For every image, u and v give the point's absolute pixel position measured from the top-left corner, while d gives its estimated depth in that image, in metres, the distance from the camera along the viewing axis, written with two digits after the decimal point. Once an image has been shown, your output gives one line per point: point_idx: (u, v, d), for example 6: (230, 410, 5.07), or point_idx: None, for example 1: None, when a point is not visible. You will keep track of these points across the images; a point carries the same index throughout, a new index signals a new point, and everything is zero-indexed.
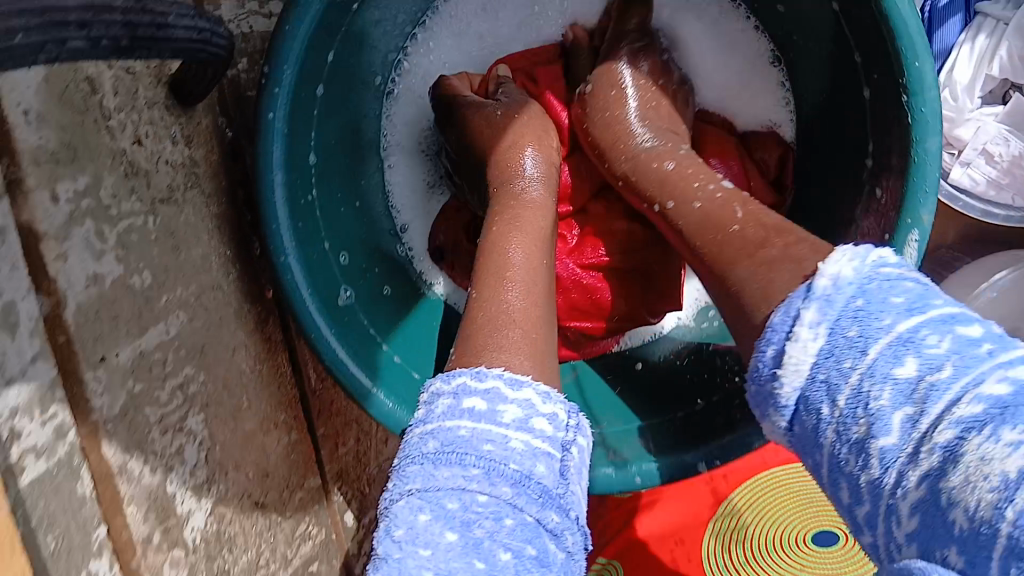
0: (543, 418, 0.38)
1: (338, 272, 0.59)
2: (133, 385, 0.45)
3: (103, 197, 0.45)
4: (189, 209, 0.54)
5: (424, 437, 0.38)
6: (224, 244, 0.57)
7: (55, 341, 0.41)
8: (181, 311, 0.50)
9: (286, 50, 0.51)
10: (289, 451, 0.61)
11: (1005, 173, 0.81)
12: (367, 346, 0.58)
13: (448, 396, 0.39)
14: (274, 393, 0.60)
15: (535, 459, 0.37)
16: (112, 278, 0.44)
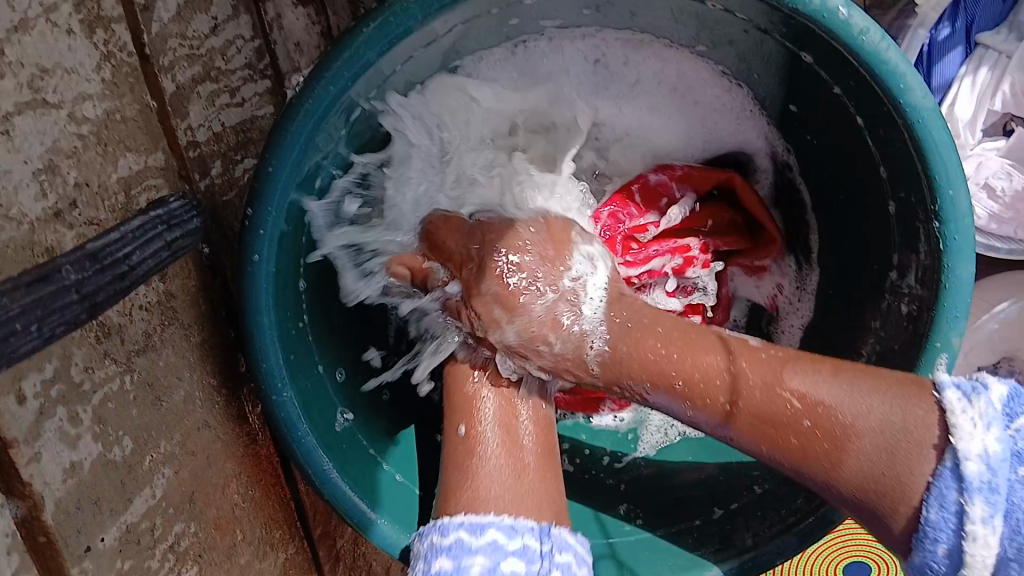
0: (514, 556, 0.43)
1: (333, 394, 0.58)
2: (121, 563, 0.45)
3: (75, 376, 0.44)
4: (169, 348, 0.52)
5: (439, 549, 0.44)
6: (207, 373, 0.56)
7: (36, 540, 0.40)
8: (166, 466, 0.49)
9: (271, 189, 0.48)
10: (286, 563, 0.62)
11: (1007, 209, 0.83)
12: (364, 470, 0.58)
13: (446, 553, 0.44)
14: (268, 515, 0.60)
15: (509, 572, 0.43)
16: (90, 461, 0.43)
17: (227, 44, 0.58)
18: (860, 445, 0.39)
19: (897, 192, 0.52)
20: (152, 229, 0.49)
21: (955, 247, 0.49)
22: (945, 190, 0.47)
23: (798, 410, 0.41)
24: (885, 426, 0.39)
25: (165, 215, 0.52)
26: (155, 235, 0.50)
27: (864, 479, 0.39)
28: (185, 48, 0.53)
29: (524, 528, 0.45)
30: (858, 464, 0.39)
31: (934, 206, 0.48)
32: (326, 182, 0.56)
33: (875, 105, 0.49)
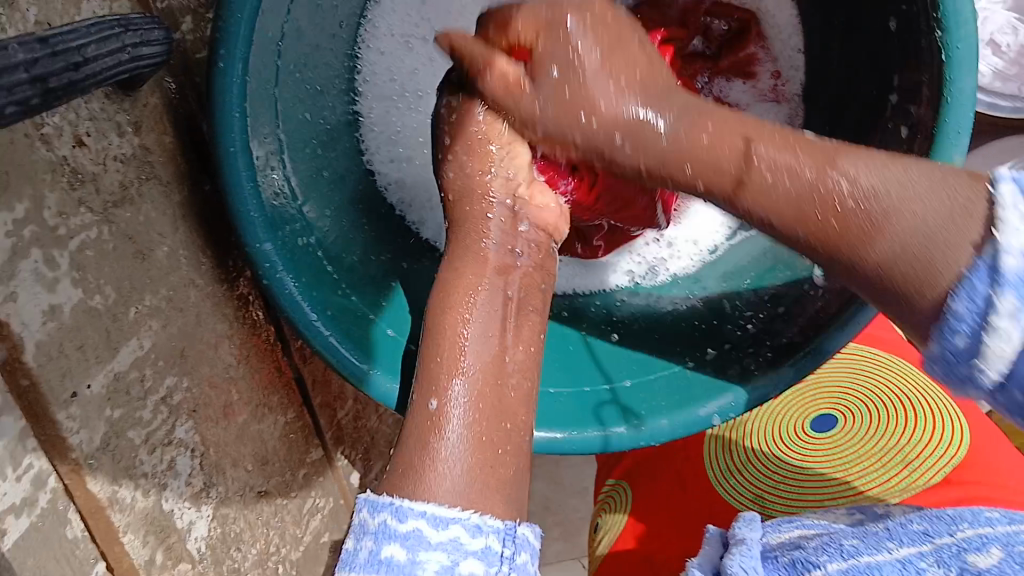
0: (474, 558, 0.36)
1: (322, 254, 0.57)
2: (112, 412, 0.43)
3: (47, 220, 0.41)
4: (147, 203, 0.50)
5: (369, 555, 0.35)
6: (190, 232, 0.54)
7: (20, 386, 0.39)
8: (154, 320, 0.48)
9: (233, 20, 0.46)
10: (285, 430, 0.61)
11: (1011, 64, 0.83)
12: (357, 322, 0.56)
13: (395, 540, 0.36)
14: (260, 379, 0.59)
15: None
16: (69, 307, 0.42)
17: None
18: (890, 228, 0.32)
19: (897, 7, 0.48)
20: (110, 32, 0.41)
21: (953, 61, 0.44)
22: None
23: (846, 198, 0.33)
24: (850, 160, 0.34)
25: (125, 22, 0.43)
26: (113, 38, 0.41)
27: (898, 255, 0.32)
28: None
29: (490, 527, 0.37)
30: (890, 243, 0.32)
31: (934, 12, 0.43)
32: (300, 27, 0.53)
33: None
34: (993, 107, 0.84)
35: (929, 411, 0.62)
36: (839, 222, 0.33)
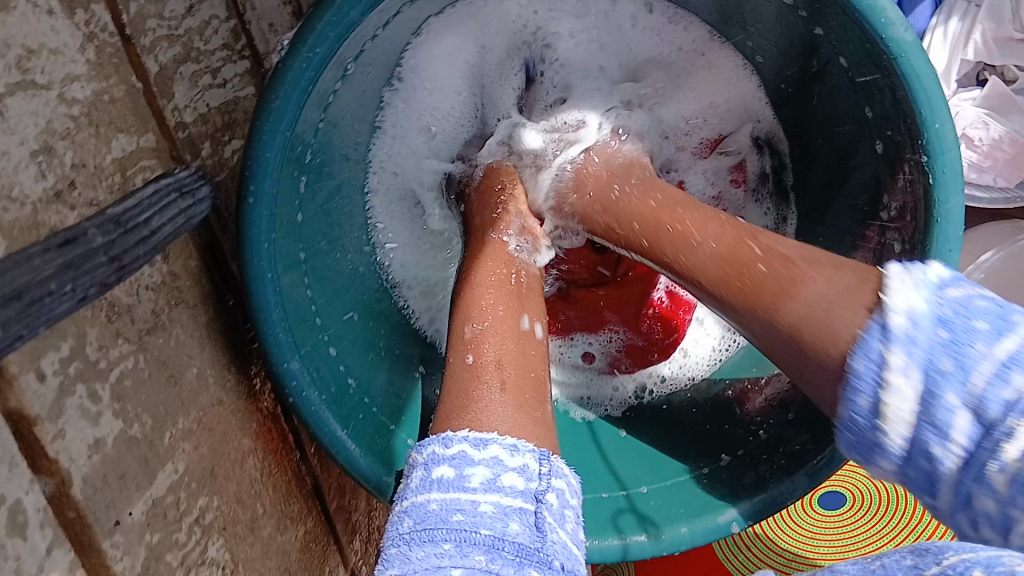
0: (491, 568, 0.36)
1: (339, 368, 0.59)
2: (151, 537, 0.45)
3: (90, 356, 0.44)
4: (177, 328, 0.53)
5: (416, 509, 0.39)
6: (216, 351, 0.56)
7: (67, 518, 0.41)
8: (187, 441, 0.50)
9: (263, 159, 0.49)
10: (304, 540, 0.62)
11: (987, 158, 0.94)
12: (377, 435, 0.59)
13: (405, 562, 0.37)
14: (282, 494, 0.61)
15: (505, 518, 0.38)
16: (112, 439, 0.44)
17: (204, 24, 0.57)
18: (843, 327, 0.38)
19: (881, 128, 0.52)
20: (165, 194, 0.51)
21: (940, 183, 0.49)
22: (931, 124, 0.48)
23: (757, 256, 0.44)
24: (829, 286, 0.40)
25: (177, 183, 0.53)
26: (171, 203, 0.52)
27: (803, 316, 0.40)
28: (165, 29, 0.53)
29: (516, 488, 0.39)
30: (801, 308, 0.40)
31: (920, 139, 0.49)
32: (318, 154, 0.57)
33: (859, 47, 0.49)
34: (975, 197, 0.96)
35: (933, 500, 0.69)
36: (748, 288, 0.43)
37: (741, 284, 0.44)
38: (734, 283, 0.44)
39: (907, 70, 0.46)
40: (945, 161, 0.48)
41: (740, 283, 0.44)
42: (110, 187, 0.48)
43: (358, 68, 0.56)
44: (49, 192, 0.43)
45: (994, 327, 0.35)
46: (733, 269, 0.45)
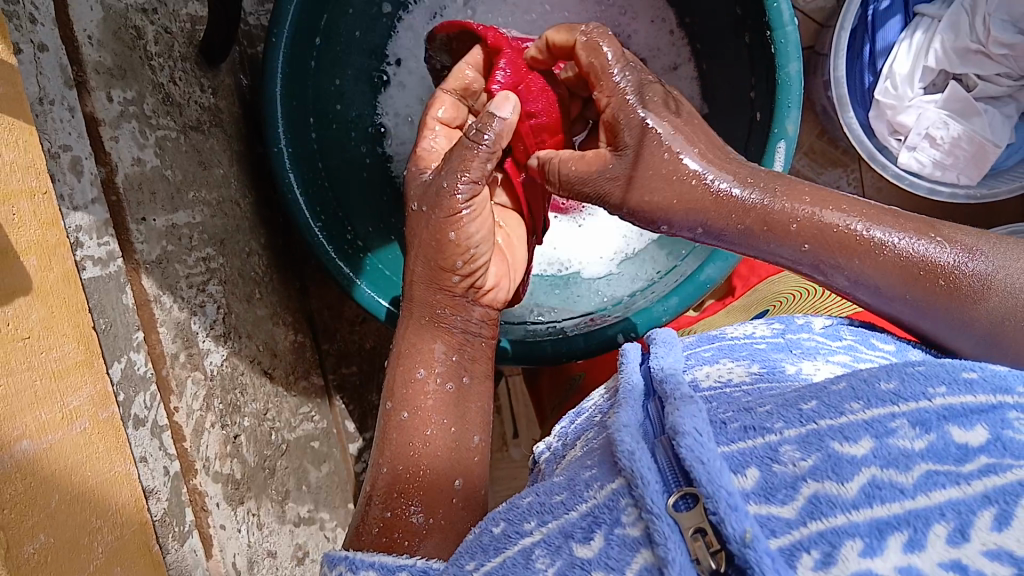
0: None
1: (332, 208, 0.78)
2: (166, 244, 0.61)
3: (143, 111, 0.62)
4: (212, 140, 0.71)
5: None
6: (241, 173, 0.74)
7: (109, 200, 0.57)
8: (204, 207, 0.67)
9: (285, 11, 0.70)
10: (294, 347, 0.77)
11: (947, 156, 1.10)
12: (351, 257, 0.76)
13: None
14: (278, 299, 0.76)
15: None
16: (150, 166, 0.61)
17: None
18: (997, 291, 0.45)
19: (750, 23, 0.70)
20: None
21: (782, 51, 0.66)
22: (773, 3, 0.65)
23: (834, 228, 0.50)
24: (884, 277, 0.48)
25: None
26: None
27: (1006, 314, 0.45)
28: None
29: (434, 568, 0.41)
30: (1001, 302, 0.45)
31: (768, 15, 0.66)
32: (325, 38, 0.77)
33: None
34: (934, 190, 1.10)
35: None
36: (945, 285, 0.47)
37: (818, 238, 0.50)
38: (911, 280, 0.48)
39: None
40: (786, 33, 0.66)
41: (911, 270, 0.47)
42: (178, 29, 0.69)
43: None
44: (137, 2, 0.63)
45: (951, 390, 0.34)
46: (833, 236, 0.50)
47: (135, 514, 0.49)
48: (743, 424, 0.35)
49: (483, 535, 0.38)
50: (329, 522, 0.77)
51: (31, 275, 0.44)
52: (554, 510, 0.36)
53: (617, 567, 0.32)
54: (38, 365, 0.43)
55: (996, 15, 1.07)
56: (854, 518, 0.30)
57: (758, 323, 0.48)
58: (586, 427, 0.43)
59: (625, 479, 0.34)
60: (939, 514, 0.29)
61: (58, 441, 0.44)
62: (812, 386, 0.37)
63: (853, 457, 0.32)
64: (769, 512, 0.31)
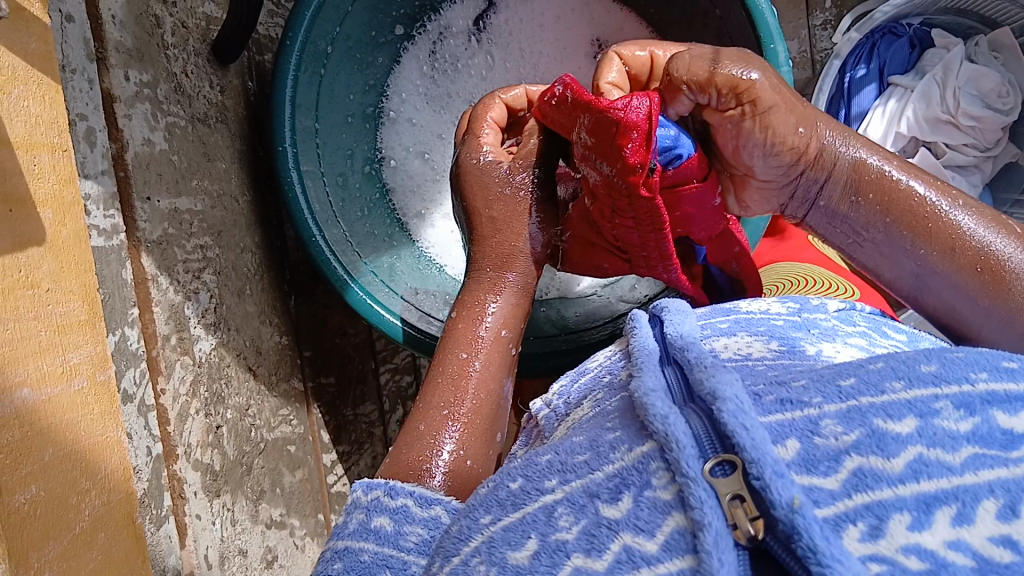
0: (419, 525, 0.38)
1: (338, 212, 0.80)
2: (167, 227, 0.61)
3: (157, 95, 0.63)
4: (217, 135, 0.71)
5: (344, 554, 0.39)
6: (241, 171, 0.75)
7: (117, 176, 0.57)
8: (205, 197, 0.67)
9: (299, 15, 0.72)
10: (278, 348, 0.77)
11: None
12: (347, 257, 0.78)
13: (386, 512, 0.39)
14: (266, 298, 0.76)
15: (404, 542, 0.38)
16: (159, 149, 0.62)
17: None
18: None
19: None
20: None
21: None
22: (769, 44, 0.68)
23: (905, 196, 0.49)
24: (945, 264, 0.48)
25: None
26: None
27: None
28: None
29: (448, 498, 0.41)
30: None
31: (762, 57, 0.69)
32: (339, 49, 0.79)
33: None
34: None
35: (812, 277, 0.75)
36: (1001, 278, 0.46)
37: (886, 199, 0.50)
38: (974, 269, 0.47)
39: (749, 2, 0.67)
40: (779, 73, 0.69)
41: (974, 255, 0.47)
42: (195, 25, 0.70)
43: None
44: None
45: (993, 376, 0.30)
46: (903, 200, 0.49)
47: (122, 484, 0.48)
48: (778, 395, 0.31)
49: (499, 490, 0.34)
50: (299, 530, 0.76)
51: (46, 228, 0.44)
52: (577, 470, 0.32)
53: (648, 530, 0.28)
54: (44, 316, 0.43)
55: (965, 89, 1.13)
56: (900, 491, 0.26)
57: (774, 301, 0.49)
58: (595, 385, 0.44)
59: (657, 442, 0.30)
60: (988, 490, 0.26)
61: (57, 396, 0.43)
62: (847, 364, 0.33)
63: (898, 435, 0.28)
64: (812, 483, 0.27)
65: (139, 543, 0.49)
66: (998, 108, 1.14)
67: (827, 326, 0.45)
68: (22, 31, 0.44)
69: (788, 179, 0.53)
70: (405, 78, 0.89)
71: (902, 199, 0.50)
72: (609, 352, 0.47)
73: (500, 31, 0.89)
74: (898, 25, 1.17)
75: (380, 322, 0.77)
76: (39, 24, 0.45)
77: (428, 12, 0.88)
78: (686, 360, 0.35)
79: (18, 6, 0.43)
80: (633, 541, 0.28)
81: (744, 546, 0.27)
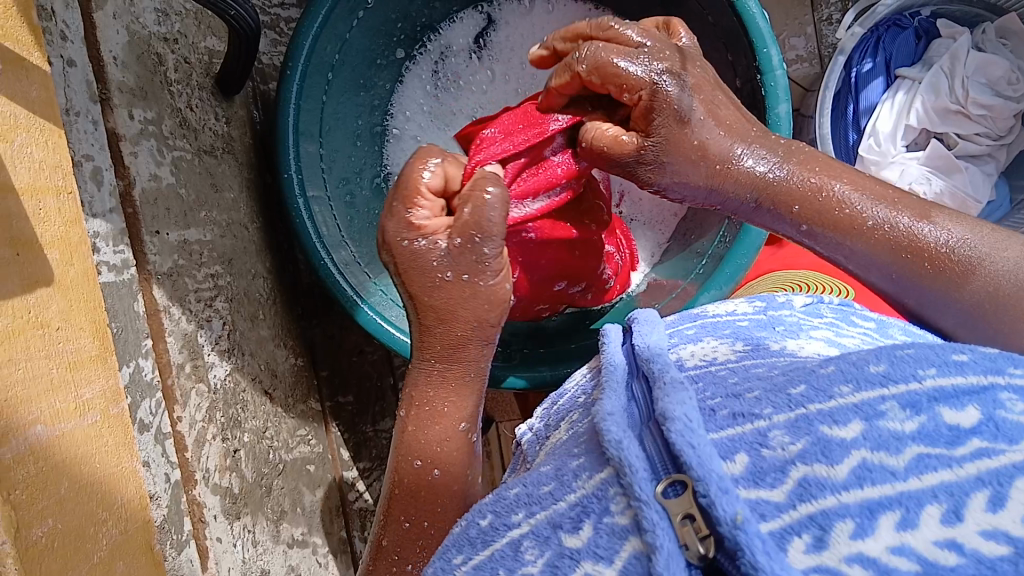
0: None
1: (342, 231, 0.81)
2: (177, 258, 0.63)
3: (162, 131, 0.64)
4: (225, 165, 0.73)
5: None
6: (250, 200, 0.76)
7: (126, 212, 0.59)
8: (215, 227, 0.69)
9: (299, 45, 0.73)
10: (294, 369, 0.78)
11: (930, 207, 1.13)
12: (359, 276, 0.79)
13: None
14: (280, 321, 0.78)
15: None
16: (167, 183, 0.63)
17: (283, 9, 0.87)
18: (983, 272, 0.49)
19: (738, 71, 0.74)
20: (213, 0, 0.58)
21: (771, 94, 0.70)
22: (763, 49, 0.69)
23: (817, 206, 0.53)
24: (874, 254, 0.51)
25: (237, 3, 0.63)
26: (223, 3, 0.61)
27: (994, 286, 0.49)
28: None
29: None
30: (989, 278, 0.49)
31: (756, 63, 0.70)
32: (341, 75, 0.81)
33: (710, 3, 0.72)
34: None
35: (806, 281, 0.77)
36: (934, 262, 0.50)
37: (805, 210, 0.53)
38: (907, 258, 0.50)
39: (739, 8, 0.68)
40: (774, 78, 0.70)
41: (914, 246, 0.50)
42: (197, 60, 0.72)
43: (375, 13, 0.80)
44: (160, 31, 0.66)
45: (940, 372, 0.34)
46: (821, 208, 0.53)
47: (139, 512, 0.49)
48: (733, 411, 0.36)
49: (470, 529, 0.39)
50: (322, 548, 0.77)
51: (53, 268, 0.46)
52: (542, 501, 0.36)
53: (606, 556, 0.32)
54: (55, 354, 0.44)
55: (974, 78, 1.12)
56: (844, 499, 0.29)
57: (742, 302, 0.54)
58: (571, 407, 0.46)
59: (614, 468, 0.34)
60: (932, 495, 0.29)
61: (70, 430, 0.45)
62: (802, 369, 0.37)
63: (843, 441, 0.32)
64: (759, 496, 0.31)
65: (158, 569, 0.50)
66: (1008, 95, 1.14)
67: (797, 320, 0.50)
68: (22, 80, 0.46)
69: (721, 195, 0.56)
70: (408, 99, 0.91)
71: (818, 210, 0.53)
72: (579, 375, 0.49)
73: (500, 47, 0.90)
74: (902, 17, 1.17)
75: (390, 340, 0.76)
76: (40, 72, 0.47)
77: (427, 33, 0.89)
78: (652, 377, 0.39)
79: (17, 56, 0.45)
80: (593, 569, 0.32)
81: (696, 565, 0.30)
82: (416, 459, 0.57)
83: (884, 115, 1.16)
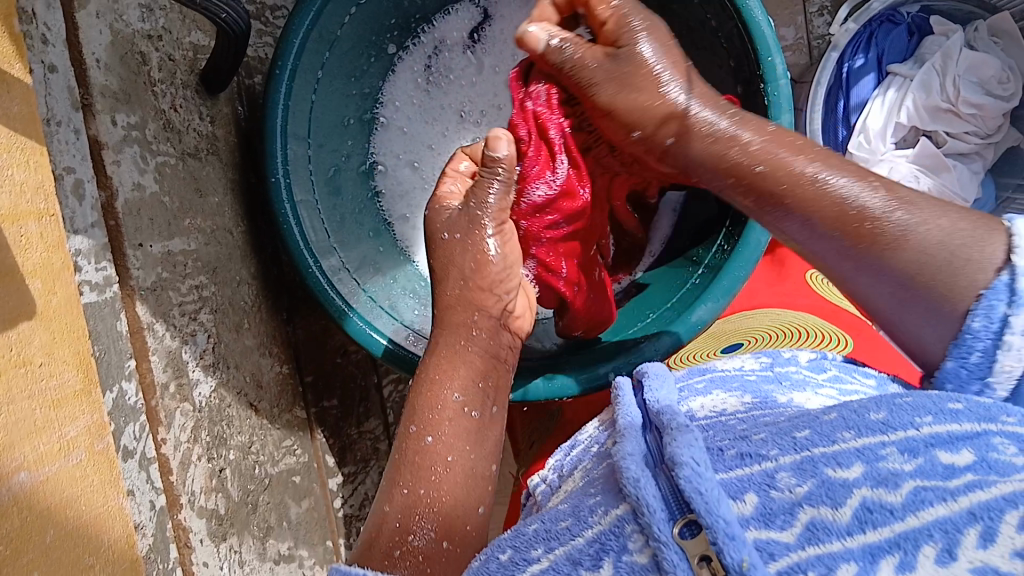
0: None
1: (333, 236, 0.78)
2: (161, 271, 0.60)
3: (146, 136, 0.61)
4: (209, 168, 0.70)
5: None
6: (234, 203, 0.73)
7: (108, 224, 0.56)
8: (199, 235, 0.66)
9: (288, 44, 0.70)
10: (279, 378, 0.75)
11: None
12: (348, 282, 0.76)
13: None
14: (265, 329, 0.75)
15: None
16: (149, 192, 0.60)
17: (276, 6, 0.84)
18: None
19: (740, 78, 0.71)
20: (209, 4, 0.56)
21: (774, 104, 0.67)
22: (768, 57, 0.67)
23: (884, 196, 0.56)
24: None
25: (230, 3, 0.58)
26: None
27: None
28: None
29: None
30: None
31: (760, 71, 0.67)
32: (331, 70, 0.78)
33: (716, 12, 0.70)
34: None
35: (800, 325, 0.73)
36: None
37: None
38: None
39: (745, 16, 0.66)
40: (779, 86, 0.67)
41: None
42: (182, 57, 0.68)
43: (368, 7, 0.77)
44: (144, 28, 0.63)
45: (937, 418, 0.35)
46: None
47: (126, 552, 0.47)
48: (740, 451, 0.36)
49: (489, 564, 0.37)
50: (307, 561, 0.75)
51: (36, 299, 0.43)
52: (560, 537, 0.36)
53: None
54: (38, 393, 0.42)
55: (964, 76, 1.11)
56: (847, 543, 0.29)
57: (748, 358, 0.53)
58: (582, 457, 0.45)
59: (629, 505, 0.34)
60: (928, 534, 0.29)
61: (54, 473, 0.42)
62: (806, 415, 0.38)
63: (845, 481, 0.32)
64: (768, 537, 0.31)
65: None
66: (998, 94, 1.13)
67: (805, 377, 0.48)
68: (3, 96, 0.42)
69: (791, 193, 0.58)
70: (397, 93, 0.87)
71: None
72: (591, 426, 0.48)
73: (494, 40, 0.87)
74: (896, 14, 1.15)
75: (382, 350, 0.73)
76: (21, 85, 0.44)
77: (421, 24, 0.86)
78: (662, 418, 0.39)
79: None
80: None
81: None
82: (410, 425, 0.53)
83: (875, 109, 1.15)
